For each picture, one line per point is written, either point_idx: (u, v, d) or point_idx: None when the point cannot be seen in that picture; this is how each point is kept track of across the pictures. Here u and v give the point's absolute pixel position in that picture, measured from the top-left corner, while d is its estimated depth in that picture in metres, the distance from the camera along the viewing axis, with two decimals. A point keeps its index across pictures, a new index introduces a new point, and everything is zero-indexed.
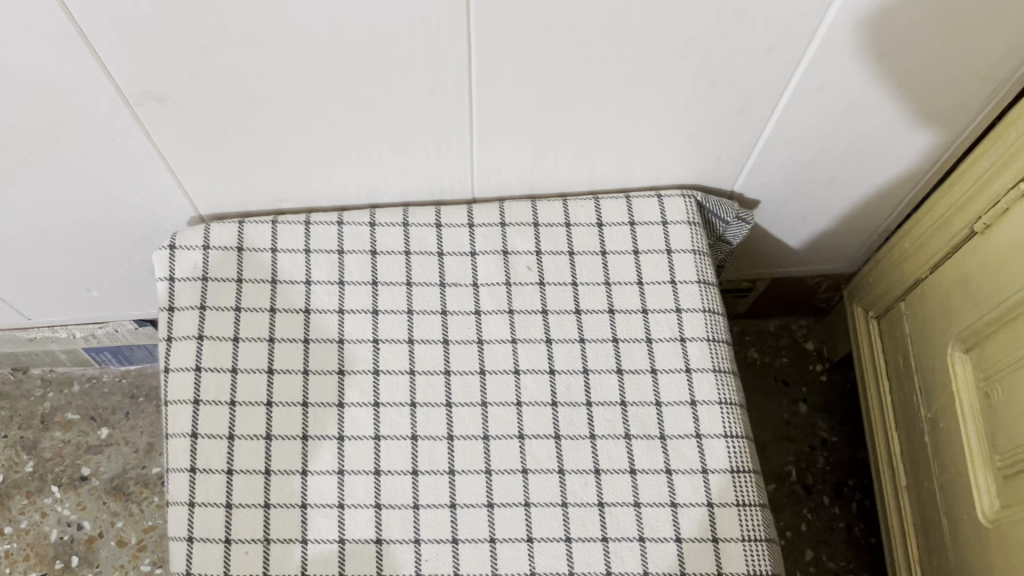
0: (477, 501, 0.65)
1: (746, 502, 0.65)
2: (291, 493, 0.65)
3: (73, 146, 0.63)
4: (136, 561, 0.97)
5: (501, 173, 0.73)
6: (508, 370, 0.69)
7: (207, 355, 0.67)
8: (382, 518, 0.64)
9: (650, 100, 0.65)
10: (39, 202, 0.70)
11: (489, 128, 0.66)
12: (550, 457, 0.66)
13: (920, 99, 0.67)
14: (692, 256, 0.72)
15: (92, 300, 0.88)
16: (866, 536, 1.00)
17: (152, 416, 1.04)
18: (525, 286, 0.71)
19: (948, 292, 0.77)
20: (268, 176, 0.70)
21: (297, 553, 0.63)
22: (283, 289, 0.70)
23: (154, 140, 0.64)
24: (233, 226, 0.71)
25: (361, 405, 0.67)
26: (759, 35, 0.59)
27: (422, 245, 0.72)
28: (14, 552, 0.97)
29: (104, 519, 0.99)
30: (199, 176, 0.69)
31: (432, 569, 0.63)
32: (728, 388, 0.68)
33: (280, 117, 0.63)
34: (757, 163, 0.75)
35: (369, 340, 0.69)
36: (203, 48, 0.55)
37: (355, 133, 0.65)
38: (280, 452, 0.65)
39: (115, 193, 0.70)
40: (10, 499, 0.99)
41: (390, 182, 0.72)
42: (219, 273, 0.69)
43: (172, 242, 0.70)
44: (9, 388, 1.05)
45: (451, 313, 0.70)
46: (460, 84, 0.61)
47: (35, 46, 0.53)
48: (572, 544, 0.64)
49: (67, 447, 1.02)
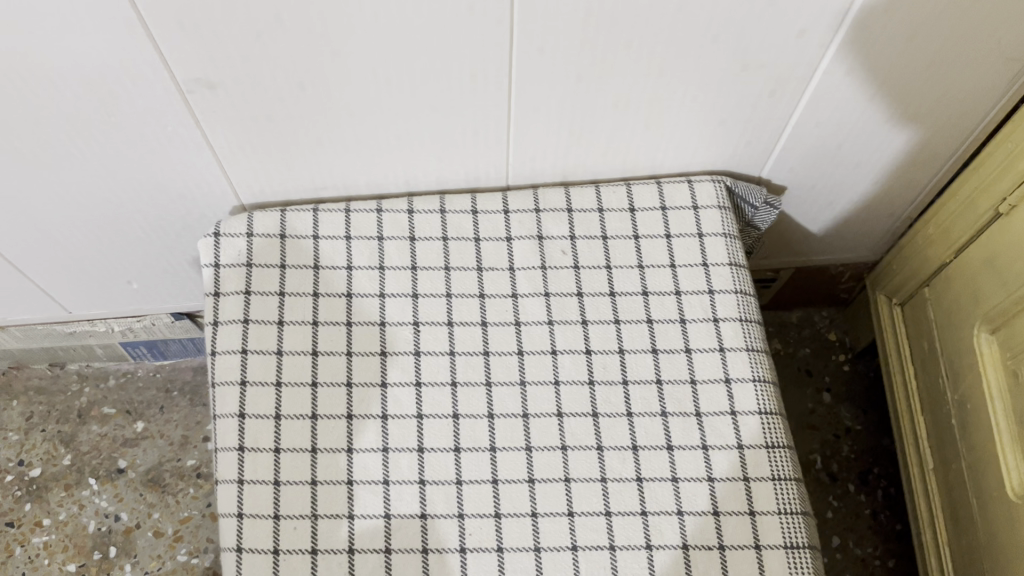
0: (517, 477, 0.66)
1: (782, 476, 0.66)
2: (337, 470, 0.66)
3: (125, 133, 0.65)
4: (172, 551, 0.99)
5: (536, 160, 0.75)
6: (546, 350, 0.70)
7: (253, 338, 0.69)
8: (427, 493, 0.66)
9: (683, 86, 0.67)
10: (89, 190, 0.72)
11: (525, 115, 0.68)
12: (589, 434, 0.68)
13: (945, 81, 0.69)
14: (723, 239, 0.74)
15: (133, 292, 0.90)
16: (892, 523, 1.01)
17: (186, 410, 1.06)
18: (560, 269, 0.73)
19: (974, 273, 0.78)
20: (311, 164, 0.72)
21: (344, 528, 0.65)
22: (325, 274, 0.72)
23: (203, 127, 0.66)
24: (275, 214, 0.73)
25: (404, 384, 0.69)
26: (792, 18, 0.60)
27: (459, 230, 0.74)
28: (53, 544, 0.99)
29: (140, 510, 1.00)
30: (244, 165, 0.71)
31: (476, 542, 0.64)
32: (761, 366, 0.70)
33: (326, 103, 0.65)
34: (786, 147, 0.76)
35: (410, 322, 0.71)
36: (257, 34, 0.57)
37: (396, 120, 0.67)
38: (326, 430, 0.67)
39: (163, 182, 0.72)
40: (49, 491, 1.01)
41: (427, 170, 0.74)
42: (263, 259, 0.71)
43: (217, 229, 0.72)
44: (46, 383, 1.07)
45: (489, 296, 0.72)
46: (501, 71, 0.63)
47: (97, 31, 0.55)
48: (612, 517, 0.65)
49: (104, 440, 1.04)
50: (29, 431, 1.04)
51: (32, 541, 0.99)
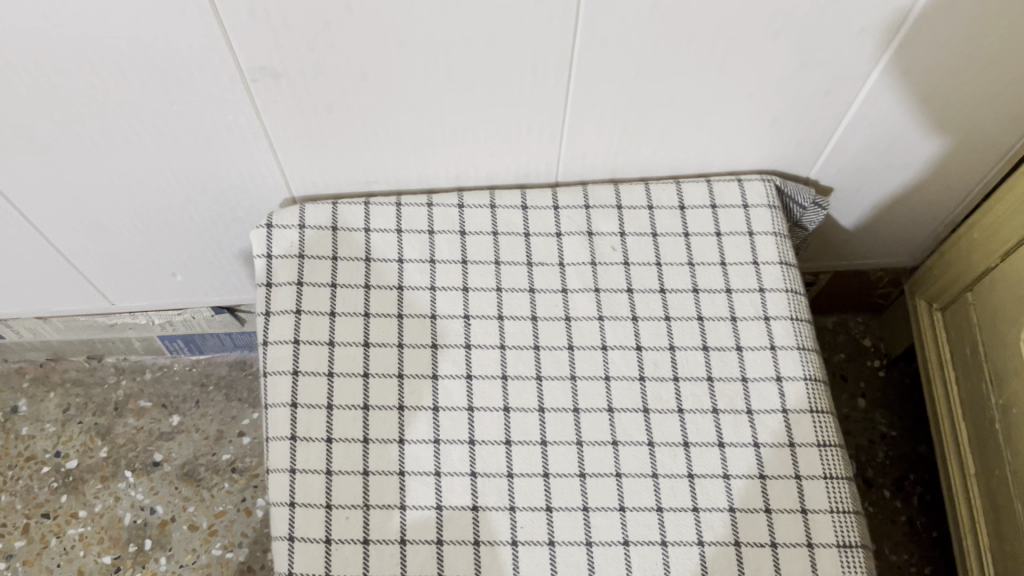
0: (568, 471, 0.66)
1: (833, 475, 0.66)
2: (389, 460, 0.66)
3: (186, 121, 0.66)
4: (207, 544, 0.98)
5: (587, 155, 0.75)
6: (596, 345, 0.70)
7: (305, 329, 0.69)
8: (478, 485, 0.66)
9: (740, 82, 0.68)
10: (144, 179, 0.72)
11: (582, 109, 0.69)
12: (639, 429, 0.68)
13: (1000, 86, 0.69)
14: (773, 238, 0.74)
15: (176, 284, 0.91)
16: (928, 530, 1.00)
17: (222, 406, 1.06)
18: (610, 266, 0.73)
19: (1021, 277, 0.78)
20: (364, 157, 0.72)
21: (396, 519, 0.65)
22: (376, 267, 0.72)
23: (262, 118, 0.66)
24: (328, 207, 0.74)
25: (454, 377, 0.69)
26: (855, 14, 0.61)
27: (509, 226, 0.74)
28: (88, 536, 0.99)
29: (176, 503, 1.00)
30: (299, 157, 0.72)
31: (528, 535, 0.64)
32: (812, 365, 0.70)
33: (386, 95, 0.65)
34: (835, 147, 0.77)
35: (460, 316, 0.71)
36: (326, 23, 0.58)
37: (454, 112, 0.68)
38: (377, 422, 0.67)
39: (217, 173, 0.73)
40: (85, 483, 1.01)
41: (478, 165, 0.75)
42: (315, 251, 0.72)
43: (269, 221, 0.72)
44: (83, 376, 1.07)
45: (539, 291, 0.72)
46: (562, 63, 0.64)
47: (169, 16, 0.56)
48: (664, 513, 0.65)
49: (140, 433, 1.04)
50: (66, 423, 1.05)
51: (67, 533, 0.99)
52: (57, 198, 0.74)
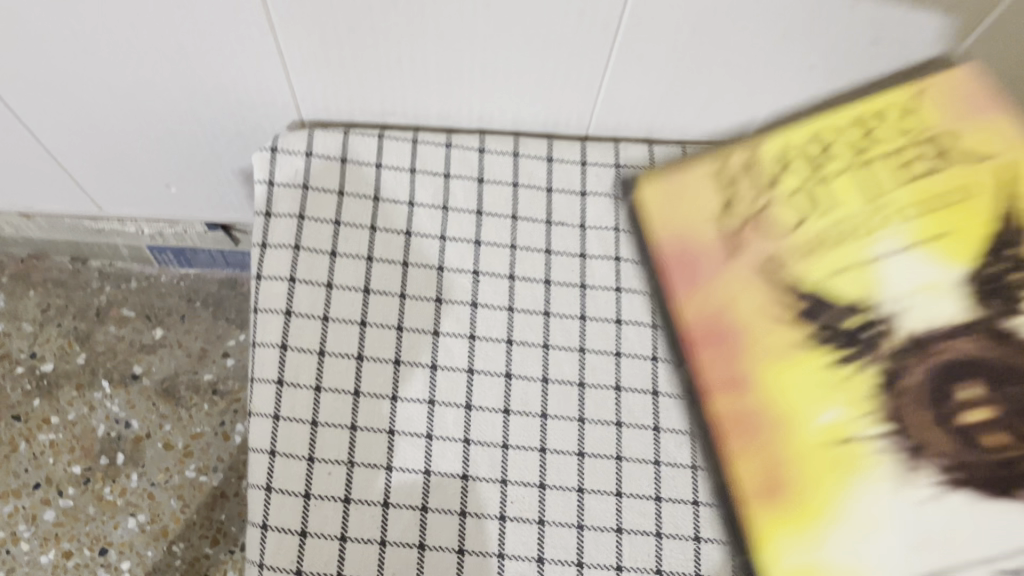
0: (567, 448, 0.62)
1: None
2: (380, 417, 0.62)
3: (193, 27, 0.60)
4: (181, 465, 0.95)
5: (623, 111, 0.70)
6: (609, 319, 0.66)
7: (303, 266, 0.65)
8: (471, 454, 0.61)
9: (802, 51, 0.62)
10: (144, 84, 0.67)
11: (626, 61, 0.63)
12: (647, 413, 0.63)
13: None
14: None
15: (169, 196, 0.85)
16: None
17: (208, 323, 1.03)
18: (635, 233, 0.69)
19: None
20: (385, 85, 0.67)
21: (381, 480, 0.60)
22: (385, 207, 0.67)
23: (278, 33, 0.60)
24: (338, 134, 0.69)
25: (456, 336, 0.64)
26: None
27: (531, 178, 0.70)
28: (59, 443, 0.95)
29: (152, 420, 0.97)
30: (314, 79, 0.66)
31: (518, 511, 0.60)
32: None
33: (414, 21, 0.59)
34: None
35: (469, 270, 0.67)
36: None
37: (486, 49, 0.62)
38: (370, 373, 0.63)
39: (224, 86, 0.67)
40: (60, 388, 0.98)
41: (504, 110, 0.70)
42: (320, 182, 0.67)
43: (274, 144, 0.68)
44: (66, 277, 1.03)
45: (555, 253, 0.68)
46: (614, 8, 0.57)
47: None
48: (662, 503, 0.61)
49: (121, 342, 1.00)
50: (44, 324, 1.01)
51: (38, 438, 0.95)
52: (47, 94, 0.68)
